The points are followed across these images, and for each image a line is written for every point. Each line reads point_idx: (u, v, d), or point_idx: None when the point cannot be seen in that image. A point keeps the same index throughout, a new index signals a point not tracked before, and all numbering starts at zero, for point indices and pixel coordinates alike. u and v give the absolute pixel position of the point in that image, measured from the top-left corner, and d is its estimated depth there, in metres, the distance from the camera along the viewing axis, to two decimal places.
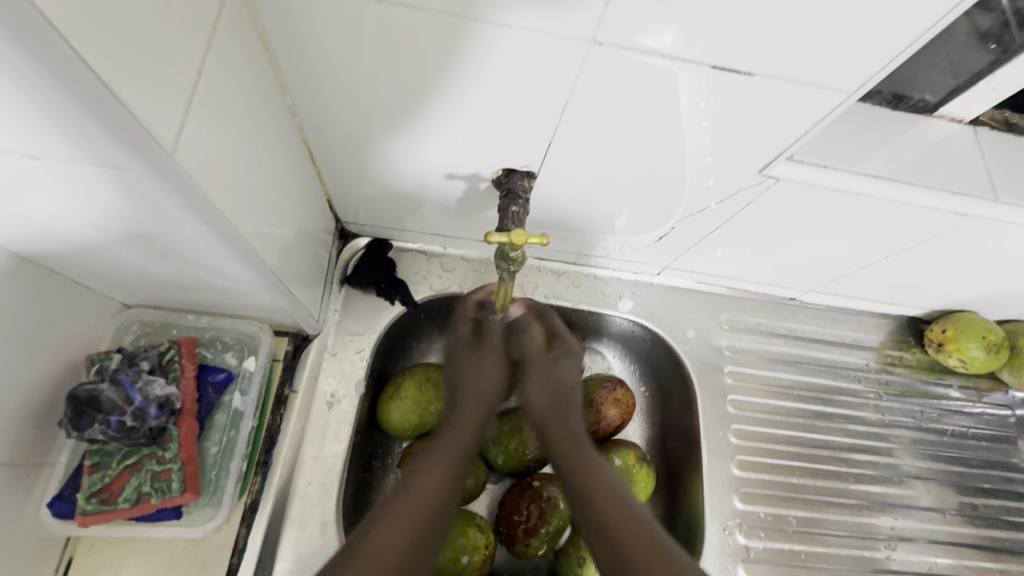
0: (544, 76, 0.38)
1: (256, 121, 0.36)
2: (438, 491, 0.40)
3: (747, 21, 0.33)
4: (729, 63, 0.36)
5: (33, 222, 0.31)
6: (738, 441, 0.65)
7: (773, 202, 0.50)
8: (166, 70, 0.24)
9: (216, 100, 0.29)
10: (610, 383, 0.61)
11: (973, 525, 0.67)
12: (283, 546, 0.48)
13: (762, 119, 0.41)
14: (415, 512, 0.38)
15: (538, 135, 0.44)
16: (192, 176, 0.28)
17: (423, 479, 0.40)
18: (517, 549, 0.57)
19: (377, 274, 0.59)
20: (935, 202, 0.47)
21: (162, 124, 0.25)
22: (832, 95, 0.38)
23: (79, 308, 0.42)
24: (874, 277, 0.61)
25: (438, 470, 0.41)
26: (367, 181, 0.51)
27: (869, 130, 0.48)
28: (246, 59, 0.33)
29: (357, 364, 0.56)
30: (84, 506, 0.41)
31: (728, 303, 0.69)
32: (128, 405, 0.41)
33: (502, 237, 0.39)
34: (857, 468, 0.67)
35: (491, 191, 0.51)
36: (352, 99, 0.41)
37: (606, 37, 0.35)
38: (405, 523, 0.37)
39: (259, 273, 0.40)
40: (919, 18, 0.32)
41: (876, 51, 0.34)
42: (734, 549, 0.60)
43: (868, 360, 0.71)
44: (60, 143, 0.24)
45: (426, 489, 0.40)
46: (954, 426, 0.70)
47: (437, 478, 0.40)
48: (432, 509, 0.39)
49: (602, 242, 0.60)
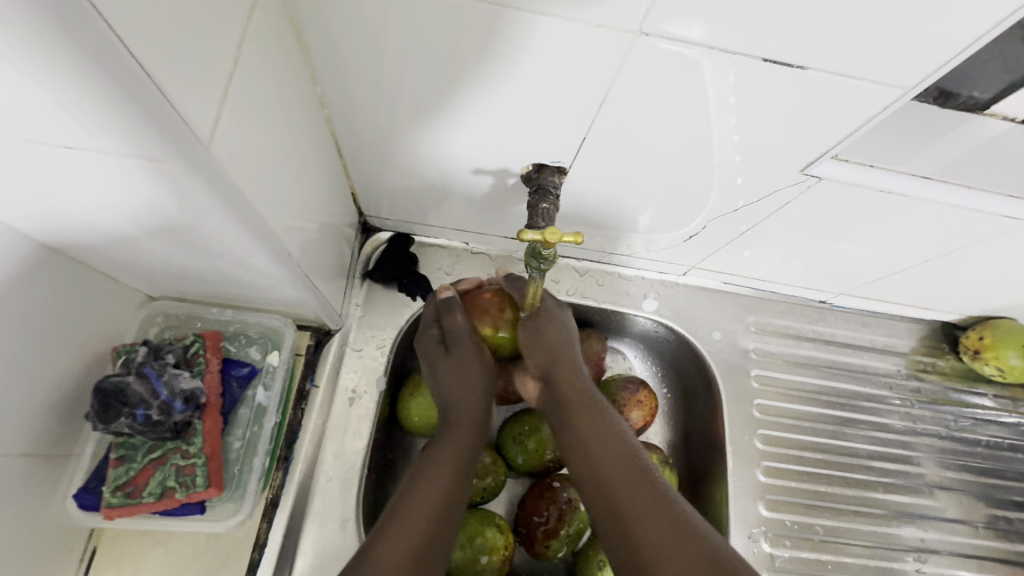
0: (581, 68, 0.37)
1: (288, 110, 0.35)
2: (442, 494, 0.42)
3: (800, 13, 0.31)
4: (779, 56, 0.34)
5: (65, 213, 0.31)
6: (763, 446, 0.63)
7: (812, 201, 0.48)
8: (203, 58, 0.23)
9: (250, 87, 0.28)
10: (632, 385, 0.60)
11: (1005, 539, 0.65)
12: (304, 539, 0.48)
13: (807, 117, 0.39)
14: (422, 514, 0.40)
15: (571, 129, 0.42)
16: (225, 167, 0.27)
17: (430, 485, 0.42)
18: (536, 550, 0.56)
19: (399, 269, 0.58)
20: (987, 204, 0.44)
21: (198, 114, 0.24)
22: (886, 91, 0.36)
23: (106, 300, 0.42)
24: (911, 281, 0.59)
25: (443, 479, 0.42)
26: (391, 172, 0.50)
27: (914, 129, 0.46)
28: (279, 48, 0.32)
29: (378, 359, 0.56)
30: (109, 499, 0.41)
31: (754, 304, 0.68)
32: (155, 399, 0.41)
33: (535, 234, 0.38)
34: (885, 477, 0.65)
35: (518, 187, 0.50)
36: (381, 90, 0.40)
37: (651, 28, 0.33)
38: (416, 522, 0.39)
39: (285, 267, 0.39)
40: (987, 11, 0.30)
41: (939, 43, 0.32)
42: (758, 557, 0.59)
43: (898, 366, 0.69)
44: (99, 133, 0.24)
45: (424, 497, 0.41)
46: (987, 437, 0.68)
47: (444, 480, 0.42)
48: (441, 509, 0.41)
49: (628, 239, 0.59)
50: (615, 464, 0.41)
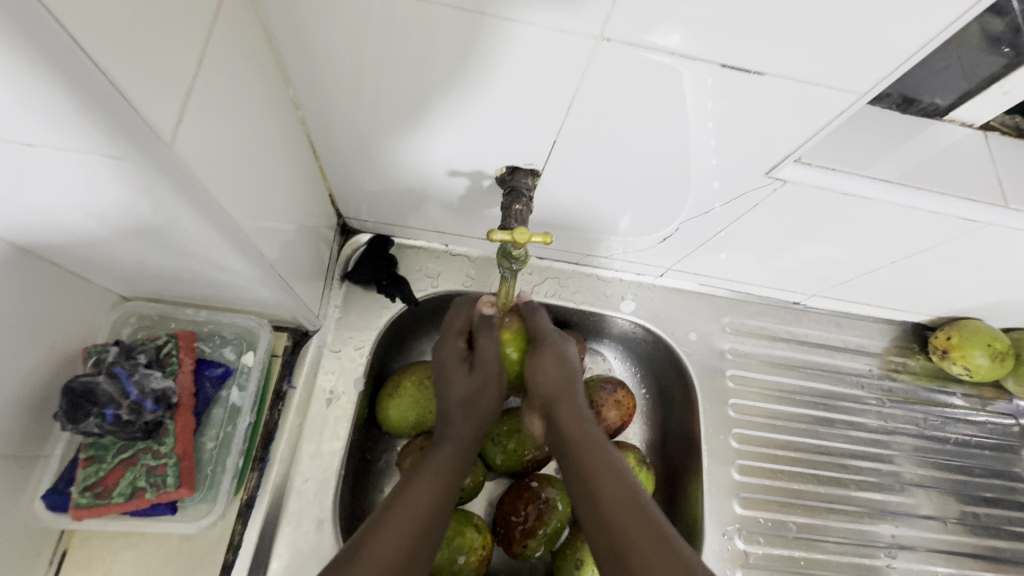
0: (551, 71, 0.38)
1: (258, 111, 0.35)
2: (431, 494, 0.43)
3: (757, 22, 0.33)
4: (740, 62, 0.35)
5: (32, 213, 0.31)
6: (739, 445, 0.64)
7: (780, 204, 0.49)
8: (163, 58, 0.24)
9: (217, 86, 0.29)
10: (610, 385, 0.61)
11: (974, 535, 0.66)
12: (278, 544, 0.48)
13: (770, 120, 0.40)
14: (410, 512, 0.41)
15: (544, 132, 0.43)
16: (190, 167, 0.27)
17: (421, 483, 0.43)
18: (514, 550, 0.57)
19: (378, 271, 0.58)
20: (947, 207, 0.46)
21: (160, 114, 0.24)
22: (842, 96, 0.37)
23: (77, 300, 0.42)
24: (880, 282, 0.61)
25: (435, 478, 0.44)
26: (368, 174, 0.51)
27: (876, 135, 0.47)
28: (249, 50, 0.33)
29: (357, 360, 0.56)
30: (77, 499, 0.41)
31: (730, 306, 0.69)
32: (124, 399, 0.40)
33: (504, 235, 0.38)
34: (858, 474, 0.66)
35: (494, 189, 0.51)
36: (352, 92, 0.41)
37: (614, 34, 0.34)
38: (403, 519, 0.40)
39: (259, 267, 0.40)
40: (933, 19, 0.31)
41: (890, 49, 0.33)
42: (733, 554, 0.59)
43: (871, 366, 0.70)
44: (59, 132, 0.24)
45: (419, 494, 0.42)
46: (957, 434, 0.70)
47: (435, 480, 0.44)
48: (429, 509, 0.42)
49: (605, 241, 0.60)
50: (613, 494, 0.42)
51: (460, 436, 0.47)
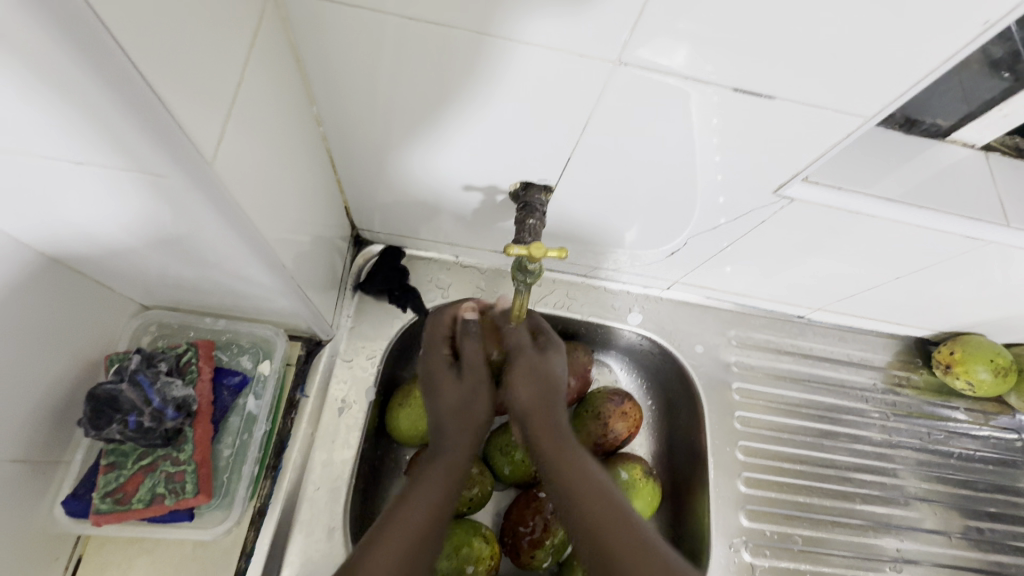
0: (566, 92, 0.39)
1: (285, 127, 0.36)
2: (424, 508, 0.42)
3: (767, 48, 0.34)
4: (750, 86, 0.37)
5: (67, 225, 0.32)
6: (744, 458, 0.65)
7: (786, 220, 0.50)
8: (208, 80, 0.25)
9: (251, 106, 0.30)
10: (617, 396, 0.61)
11: (978, 549, 0.66)
12: (290, 552, 0.48)
13: (778, 141, 0.41)
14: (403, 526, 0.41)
15: (557, 149, 0.45)
16: (226, 182, 0.28)
17: (415, 499, 0.43)
18: (521, 560, 0.57)
19: (390, 282, 0.59)
20: (949, 225, 0.47)
21: (203, 133, 0.25)
22: (848, 119, 0.38)
23: (101, 309, 0.43)
24: (884, 297, 0.62)
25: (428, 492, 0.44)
26: (383, 188, 0.52)
27: (880, 155, 0.48)
28: (280, 71, 0.34)
29: (368, 370, 0.57)
30: (98, 505, 0.41)
31: (736, 319, 0.70)
32: (146, 406, 0.41)
33: (520, 250, 0.39)
34: (862, 488, 0.67)
35: (507, 203, 0.52)
36: (374, 109, 0.42)
37: (629, 58, 0.35)
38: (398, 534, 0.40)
39: (279, 278, 0.41)
40: (936, 47, 0.33)
41: (894, 75, 0.35)
42: (738, 567, 0.60)
43: (874, 380, 0.71)
44: (106, 150, 0.25)
45: (412, 509, 0.42)
46: (961, 449, 0.70)
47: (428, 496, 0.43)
48: (421, 524, 0.42)
49: (613, 254, 0.61)
50: (600, 498, 0.43)
51: (453, 450, 0.47)
